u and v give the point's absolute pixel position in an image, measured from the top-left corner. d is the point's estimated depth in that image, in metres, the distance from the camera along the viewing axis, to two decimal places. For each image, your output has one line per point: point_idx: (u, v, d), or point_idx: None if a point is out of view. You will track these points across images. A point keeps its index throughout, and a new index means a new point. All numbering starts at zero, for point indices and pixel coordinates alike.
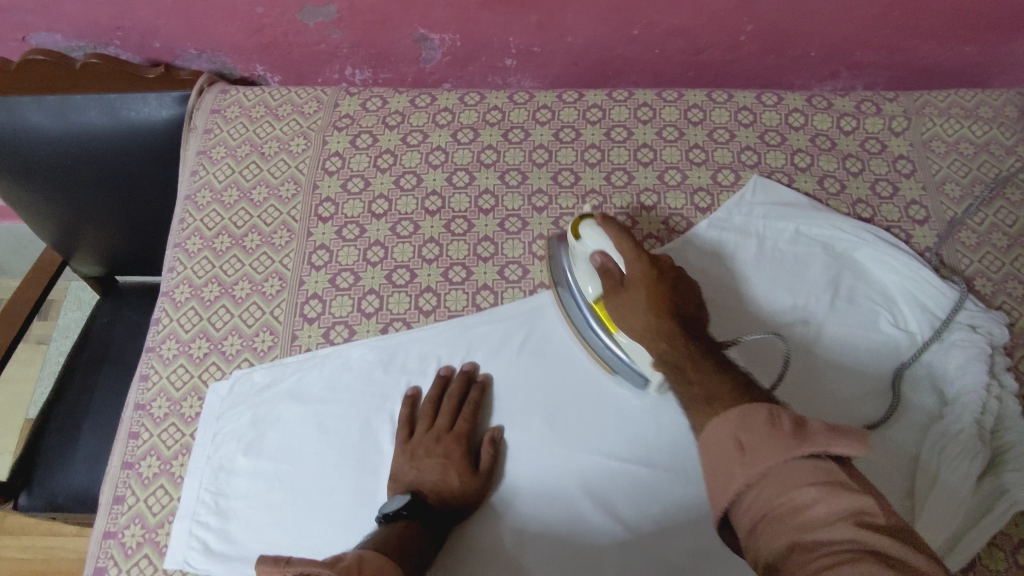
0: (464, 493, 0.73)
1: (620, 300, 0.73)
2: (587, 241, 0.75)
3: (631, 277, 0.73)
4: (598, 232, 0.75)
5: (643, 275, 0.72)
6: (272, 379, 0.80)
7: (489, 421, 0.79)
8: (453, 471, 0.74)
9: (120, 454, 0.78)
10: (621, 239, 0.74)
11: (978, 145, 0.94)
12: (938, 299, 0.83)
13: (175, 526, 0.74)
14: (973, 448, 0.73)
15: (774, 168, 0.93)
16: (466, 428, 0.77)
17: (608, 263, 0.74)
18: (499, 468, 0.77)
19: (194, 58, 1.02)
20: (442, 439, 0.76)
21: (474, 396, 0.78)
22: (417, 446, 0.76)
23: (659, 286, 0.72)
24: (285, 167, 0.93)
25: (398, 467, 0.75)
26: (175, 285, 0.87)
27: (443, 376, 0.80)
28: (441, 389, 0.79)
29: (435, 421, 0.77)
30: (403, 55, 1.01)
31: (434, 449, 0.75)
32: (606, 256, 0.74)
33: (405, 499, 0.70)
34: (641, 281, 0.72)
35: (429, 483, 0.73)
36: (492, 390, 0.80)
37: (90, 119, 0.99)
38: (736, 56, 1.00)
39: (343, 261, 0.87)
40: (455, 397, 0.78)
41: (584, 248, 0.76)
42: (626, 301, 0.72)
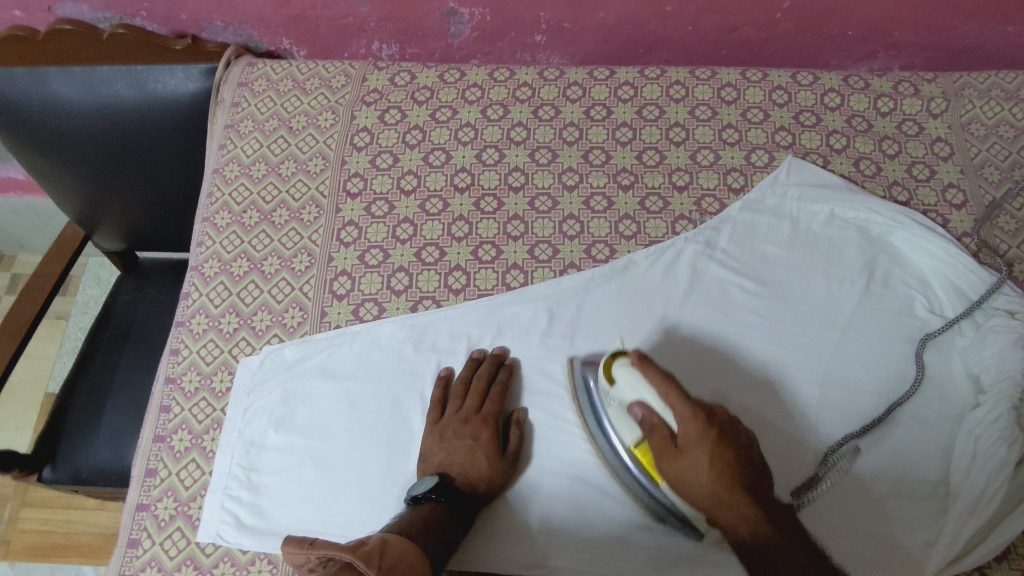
0: (492, 476, 0.73)
1: (675, 465, 0.65)
2: (623, 386, 0.68)
3: (683, 437, 0.64)
4: (635, 376, 0.67)
5: (698, 437, 0.63)
6: (303, 354, 0.80)
7: (517, 402, 0.79)
8: (481, 454, 0.73)
9: (151, 427, 0.78)
10: (667, 386, 0.65)
11: (1018, 128, 0.92)
12: (973, 283, 0.82)
13: (208, 500, 0.74)
14: (1010, 436, 0.72)
15: (809, 149, 0.92)
16: (495, 409, 0.76)
17: (652, 417, 0.66)
18: (526, 449, 0.77)
19: (219, 31, 1.01)
20: (470, 421, 0.75)
21: (504, 378, 0.78)
22: (447, 426, 0.75)
23: (723, 452, 0.63)
24: (313, 142, 0.92)
25: (427, 447, 0.75)
26: (204, 260, 0.86)
27: (475, 358, 0.79)
28: (471, 371, 0.78)
29: (465, 401, 0.77)
30: (432, 29, 0.99)
31: (463, 430, 0.75)
32: (648, 406, 0.67)
33: (434, 482, 0.71)
34: (697, 445, 0.63)
35: (459, 464, 0.73)
36: (520, 373, 0.80)
37: (117, 91, 0.98)
38: (771, 34, 0.98)
39: (372, 238, 0.86)
40: (485, 377, 0.77)
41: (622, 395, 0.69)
42: (685, 466, 0.64)
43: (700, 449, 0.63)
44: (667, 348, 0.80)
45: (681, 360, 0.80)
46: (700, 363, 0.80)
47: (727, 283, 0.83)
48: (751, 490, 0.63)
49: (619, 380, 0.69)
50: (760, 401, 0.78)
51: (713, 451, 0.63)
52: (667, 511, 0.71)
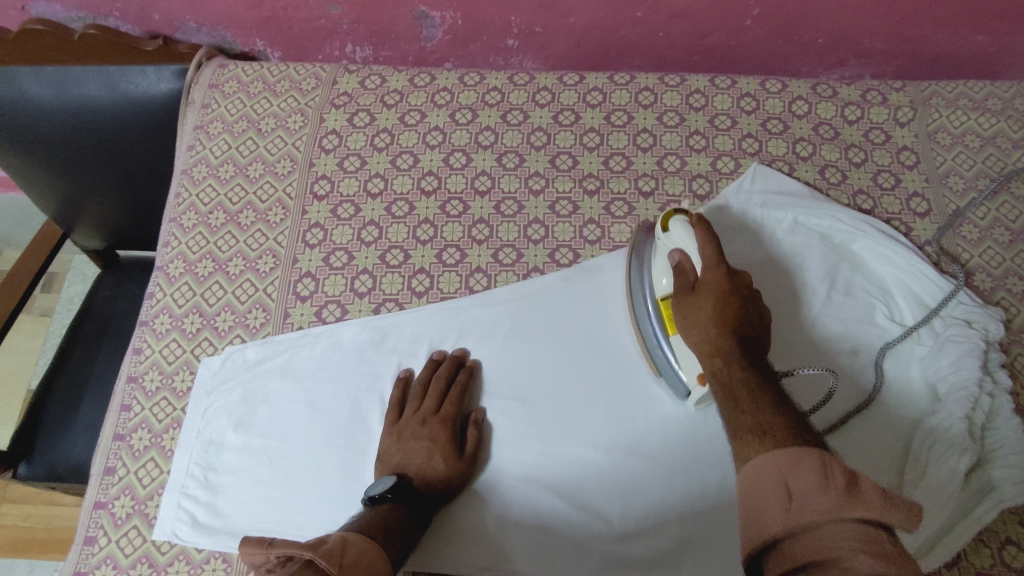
0: (450, 476, 0.73)
1: (686, 307, 0.69)
2: (672, 236, 0.74)
3: (703, 281, 0.68)
4: (686, 230, 0.72)
5: (716, 282, 0.67)
6: (264, 356, 0.80)
7: (477, 403, 0.79)
8: (439, 454, 0.74)
9: (111, 426, 0.78)
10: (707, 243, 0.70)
11: (985, 138, 0.93)
12: (933, 292, 0.82)
13: (164, 499, 0.74)
14: (963, 444, 0.72)
15: (775, 156, 0.92)
16: (453, 409, 0.76)
17: (683, 262, 0.71)
18: (484, 451, 0.77)
19: (193, 32, 1.01)
20: (428, 422, 0.76)
21: (463, 379, 0.78)
22: (405, 427, 0.76)
23: (729, 299, 0.67)
24: (282, 144, 0.92)
25: (385, 448, 0.75)
26: (169, 260, 0.87)
27: (435, 358, 0.80)
28: (431, 372, 0.79)
29: (424, 402, 0.77)
30: (404, 33, 1.00)
31: (421, 431, 0.75)
32: (681, 253, 0.71)
33: (391, 482, 0.71)
34: (712, 289, 0.68)
35: (416, 464, 0.73)
36: (481, 374, 0.80)
37: (89, 90, 0.99)
38: (741, 41, 0.99)
39: (337, 240, 0.86)
40: (444, 378, 0.78)
41: (668, 241, 0.74)
42: (692, 307, 0.68)
43: (713, 296, 0.67)
44: (724, 225, 0.87)
45: (731, 233, 0.87)
46: (746, 238, 0.87)
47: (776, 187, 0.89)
48: (743, 339, 0.65)
49: (671, 229, 0.74)
50: (773, 275, 0.85)
51: (724, 299, 0.67)
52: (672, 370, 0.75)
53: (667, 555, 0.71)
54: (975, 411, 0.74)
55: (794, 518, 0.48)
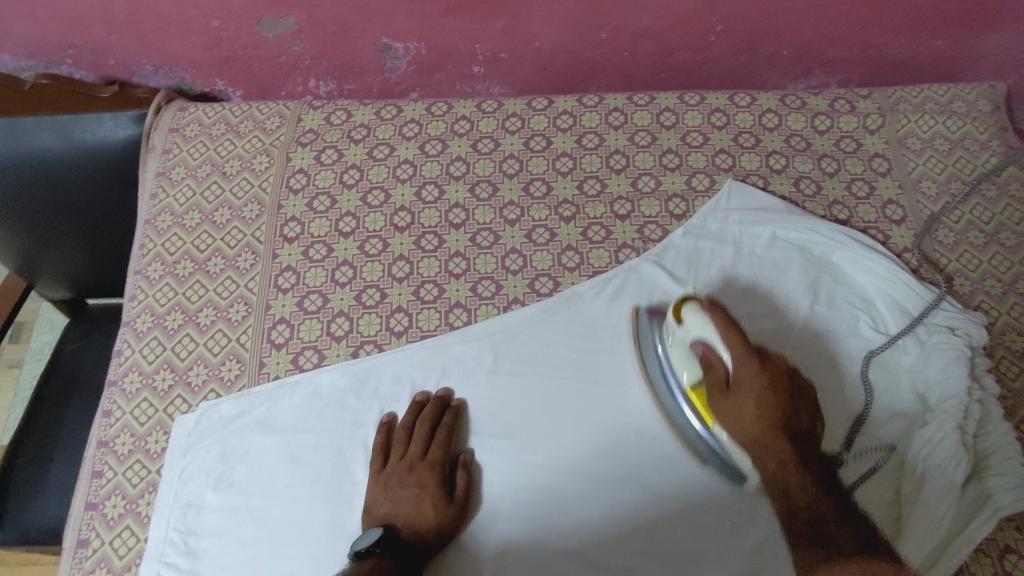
0: (441, 523, 0.71)
1: (723, 405, 0.68)
2: (689, 326, 0.71)
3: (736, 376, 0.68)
4: (702, 318, 0.70)
5: (752, 378, 0.67)
6: (241, 410, 0.77)
7: (464, 443, 0.77)
8: (428, 501, 0.72)
9: (83, 495, 0.74)
10: (732, 335, 0.68)
11: (953, 141, 0.94)
12: (914, 299, 0.82)
13: (143, 569, 0.71)
14: (956, 454, 0.72)
15: (749, 171, 0.92)
16: (441, 453, 0.74)
17: (711, 355, 0.70)
18: (474, 495, 0.74)
19: (150, 75, 0.99)
20: (415, 468, 0.74)
21: (449, 421, 0.76)
22: (392, 475, 0.73)
23: (767, 390, 0.66)
24: (248, 186, 0.90)
25: (372, 499, 0.73)
26: (136, 315, 0.84)
27: (419, 401, 0.78)
28: (415, 415, 0.77)
29: (409, 448, 0.75)
30: (368, 66, 0.98)
31: (409, 478, 0.73)
32: (706, 344, 0.70)
33: (378, 534, 0.68)
34: (749, 381, 0.67)
35: (404, 514, 0.71)
36: (466, 415, 0.78)
37: (43, 141, 0.95)
38: (707, 57, 0.99)
39: (311, 283, 0.84)
40: (429, 420, 0.76)
41: (686, 334, 0.72)
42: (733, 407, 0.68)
43: (751, 387, 0.67)
44: (726, 291, 0.84)
45: (738, 305, 0.83)
46: (750, 306, 0.83)
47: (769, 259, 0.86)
48: (798, 445, 0.66)
49: (688, 321, 0.71)
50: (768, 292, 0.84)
51: (762, 394, 0.66)
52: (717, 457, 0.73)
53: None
54: (967, 420, 0.74)
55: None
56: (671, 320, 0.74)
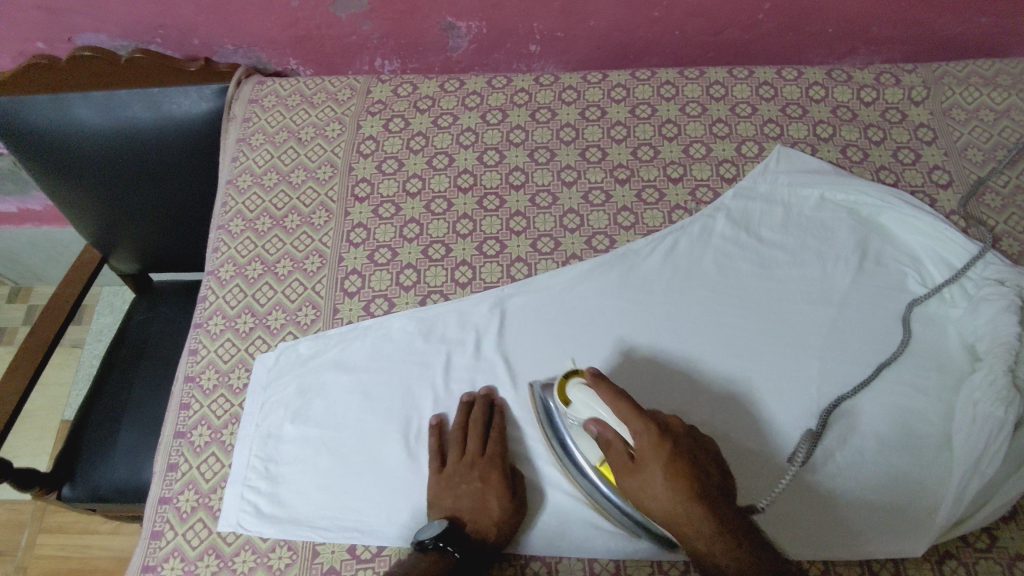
0: (504, 519, 0.70)
1: (632, 483, 0.65)
2: (577, 406, 0.68)
3: (638, 452, 0.64)
4: (588, 395, 0.67)
5: (653, 449, 0.63)
6: (317, 349, 0.83)
7: (520, 443, 0.77)
8: (491, 497, 0.71)
9: (172, 424, 0.80)
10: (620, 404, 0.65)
11: (998, 112, 0.96)
12: (960, 256, 0.85)
13: (227, 492, 0.76)
14: (1008, 396, 0.73)
15: (797, 139, 0.96)
16: (497, 450, 0.74)
17: (606, 434, 0.66)
18: (529, 464, 0.76)
19: (230, 54, 1.07)
20: (475, 464, 0.73)
21: (500, 420, 0.76)
22: (453, 472, 0.73)
23: (676, 461, 0.63)
24: (322, 151, 0.96)
25: (434, 493, 0.73)
26: (219, 265, 0.90)
27: (465, 401, 0.78)
28: (466, 415, 0.77)
29: (467, 446, 0.75)
30: (432, 44, 1.05)
31: (470, 474, 0.73)
32: (602, 423, 0.66)
33: (440, 527, 0.69)
34: (653, 460, 0.63)
35: (468, 509, 0.71)
36: (516, 413, 0.78)
37: (135, 114, 1.03)
38: (754, 35, 1.03)
39: (381, 238, 0.89)
40: (483, 419, 0.76)
41: (576, 414, 0.68)
42: (642, 485, 0.64)
43: (656, 458, 0.63)
44: (628, 365, 0.80)
45: (638, 379, 0.80)
46: (660, 383, 0.79)
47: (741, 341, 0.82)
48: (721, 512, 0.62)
49: (574, 403, 0.68)
50: (815, 241, 0.88)
51: (670, 464, 0.63)
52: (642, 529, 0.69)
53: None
54: (1018, 365, 0.75)
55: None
56: (558, 401, 0.71)
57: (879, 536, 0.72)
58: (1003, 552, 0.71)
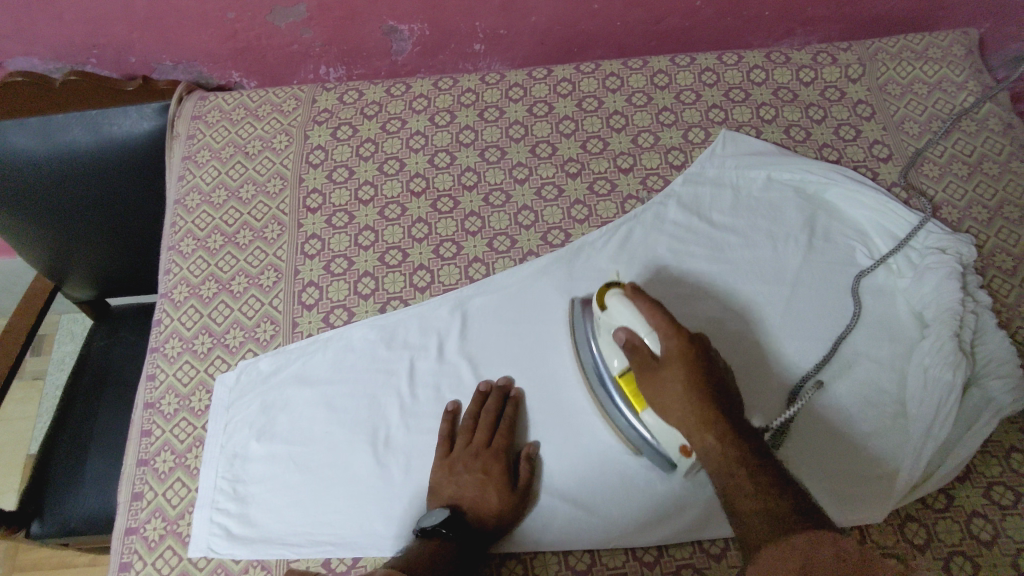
0: (503, 513, 0.71)
1: (652, 385, 0.66)
2: (612, 312, 0.70)
3: (665, 352, 0.65)
4: (627, 303, 0.68)
5: (680, 353, 0.65)
6: (278, 366, 0.82)
7: (526, 437, 0.77)
8: (492, 491, 0.72)
9: (134, 452, 0.79)
10: (654, 311, 0.67)
11: (931, 84, 0.99)
12: (903, 227, 0.87)
13: (196, 516, 0.75)
14: (955, 359, 0.76)
15: (742, 122, 0.97)
16: (504, 443, 0.74)
17: (633, 340, 0.67)
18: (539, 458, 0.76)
19: (170, 70, 1.05)
20: (480, 455, 0.74)
21: (510, 412, 0.76)
22: (458, 461, 0.74)
23: (698, 369, 0.64)
24: (270, 164, 0.95)
25: (437, 480, 0.73)
26: (173, 287, 0.88)
27: (481, 391, 0.78)
28: (479, 405, 0.77)
29: (475, 436, 0.75)
30: (375, 49, 1.04)
31: (474, 465, 0.73)
32: (630, 330, 0.68)
33: (443, 514, 0.69)
34: (677, 363, 0.65)
35: (470, 499, 0.72)
36: (525, 404, 0.79)
37: (76, 138, 0.99)
38: (694, 22, 1.04)
39: (336, 248, 0.89)
40: (493, 412, 0.76)
41: (610, 320, 0.70)
42: (661, 388, 0.65)
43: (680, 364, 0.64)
44: (653, 283, 0.85)
45: (668, 297, 0.85)
46: (683, 297, 0.85)
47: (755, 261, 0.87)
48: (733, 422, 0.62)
49: (609, 308, 0.70)
50: (762, 221, 0.89)
51: (689, 374, 0.64)
52: (646, 445, 0.72)
53: (693, 526, 0.71)
54: (962, 329, 0.79)
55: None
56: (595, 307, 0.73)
57: (852, 504, 0.73)
58: (961, 510, 0.73)
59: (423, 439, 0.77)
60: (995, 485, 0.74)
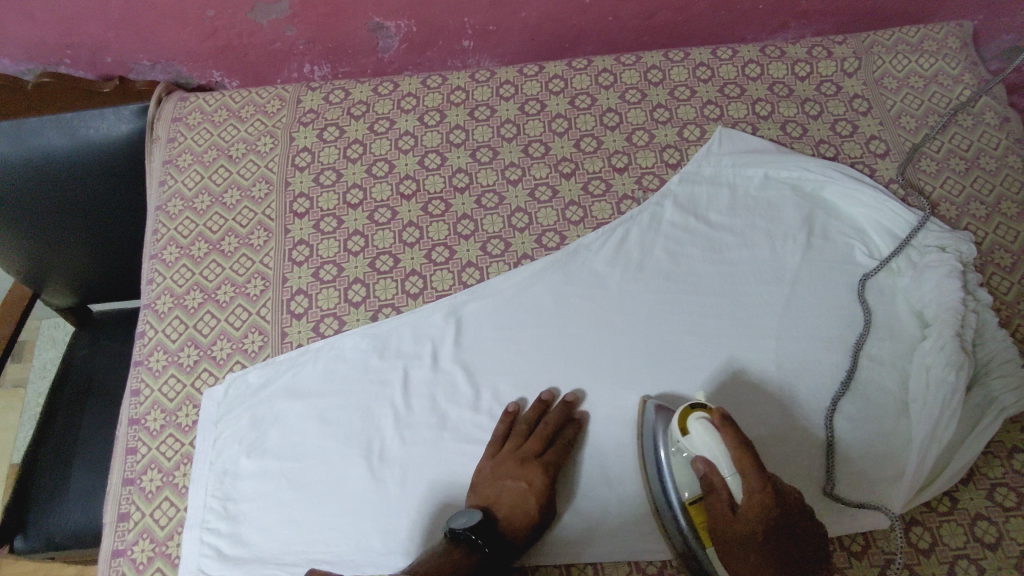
0: (536, 525, 0.69)
1: (725, 528, 0.63)
2: (695, 440, 0.65)
3: (745, 507, 0.62)
4: (713, 435, 0.64)
5: (759, 510, 0.61)
6: (267, 378, 0.79)
7: (579, 454, 0.75)
8: (532, 501, 0.70)
9: (119, 471, 0.76)
10: (741, 451, 0.62)
11: (928, 77, 0.98)
12: (901, 224, 0.86)
13: (185, 537, 0.73)
14: (958, 360, 0.75)
15: (737, 118, 0.95)
16: (556, 458, 0.73)
17: (711, 477, 0.64)
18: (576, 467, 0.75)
19: (148, 70, 1.01)
20: (528, 463, 0.72)
21: (571, 431, 0.74)
22: (503, 465, 0.72)
23: (774, 521, 0.62)
24: (255, 168, 0.92)
25: (477, 480, 0.72)
26: (156, 297, 0.85)
27: (544, 400, 0.76)
28: (539, 412, 0.75)
29: (526, 444, 0.73)
30: (361, 46, 1.01)
31: (519, 471, 0.71)
32: (711, 464, 0.64)
33: (476, 516, 0.67)
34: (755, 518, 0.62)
35: (505, 504, 0.70)
36: (587, 426, 0.76)
37: (49, 141, 0.95)
38: (687, 16, 1.02)
39: (325, 254, 0.86)
40: (553, 424, 0.74)
41: (693, 446, 0.66)
42: (734, 535, 0.63)
43: (756, 519, 0.61)
44: (729, 390, 0.78)
45: (741, 407, 0.77)
46: (750, 400, 0.77)
47: (819, 354, 0.79)
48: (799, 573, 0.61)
49: (694, 434, 0.66)
50: (760, 220, 0.88)
51: (767, 527, 0.62)
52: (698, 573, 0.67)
53: None
54: (964, 329, 0.78)
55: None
56: (676, 429, 0.68)
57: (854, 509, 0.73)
58: (964, 514, 0.72)
59: (418, 451, 0.75)
60: (999, 486, 0.73)
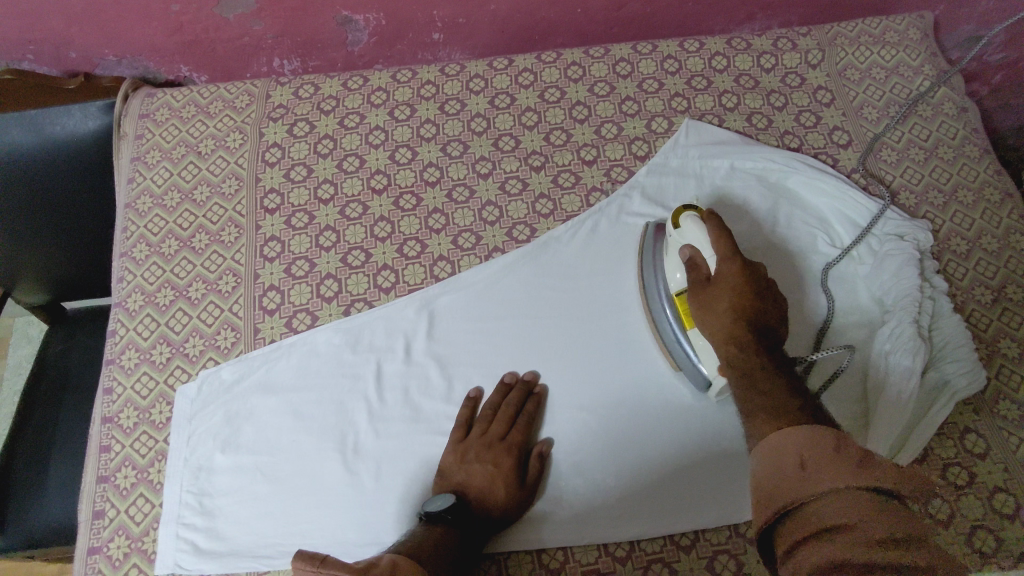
0: (508, 506, 0.71)
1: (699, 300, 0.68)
2: (684, 233, 0.74)
3: (718, 274, 0.68)
4: (697, 225, 0.72)
5: (733, 275, 0.67)
6: (240, 375, 0.80)
7: (539, 434, 0.77)
8: (500, 484, 0.72)
9: (93, 469, 0.77)
10: (721, 236, 0.69)
11: (888, 69, 1.00)
12: (862, 213, 0.88)
13: (161, 532, 0.74)
14: (913, 345, 0.77)
15: (704, 110, 0.97)
16: (519, 437, 0.75)
17: (696, 259, 0.71)
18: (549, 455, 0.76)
19: (114, 66, 1.01)
20: (492, 446, 0.74)
21: (530, 408, 0.76)
22: (470, 449, 0.74)
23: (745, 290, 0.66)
24: (224, 164, 0.92)
25: (446, 466, 0.73)
26: (127, 295, 0.86)
27: (505, 383, 0.78)
28: (501, 396, 0.77)
29: (490, 427, 0.75)
30: (330, 40, 1.01)
31: (485, 455, 0.73)
32: (693, 249, 0.72)
33: (449, 500, 0.69)
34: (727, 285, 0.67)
35: (476, 488, 0.72)
36: (546, 403, 0.78)
37: (13, 137, 0.94)
38: (655, 8, 1.03)
39: (297, 250, 0.87)
40: (514, 404, 0.76)
41: (681, 238, 0.74)
42: (709, 303, 0.67)
43: (728, 288, 0.66)
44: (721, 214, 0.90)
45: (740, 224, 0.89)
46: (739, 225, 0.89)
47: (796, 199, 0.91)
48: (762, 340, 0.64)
49: (682, 227, 0.74)
50: (722, 217, 0.90)
51: (737, 293, 0.66)
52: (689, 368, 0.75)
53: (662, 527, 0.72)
54: (921, 315, 0.79)
55: (808, 483, 0.48)
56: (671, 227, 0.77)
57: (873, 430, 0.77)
58: None
59: (392, 444, 0.76)
60: (952, 465, 0.76)
